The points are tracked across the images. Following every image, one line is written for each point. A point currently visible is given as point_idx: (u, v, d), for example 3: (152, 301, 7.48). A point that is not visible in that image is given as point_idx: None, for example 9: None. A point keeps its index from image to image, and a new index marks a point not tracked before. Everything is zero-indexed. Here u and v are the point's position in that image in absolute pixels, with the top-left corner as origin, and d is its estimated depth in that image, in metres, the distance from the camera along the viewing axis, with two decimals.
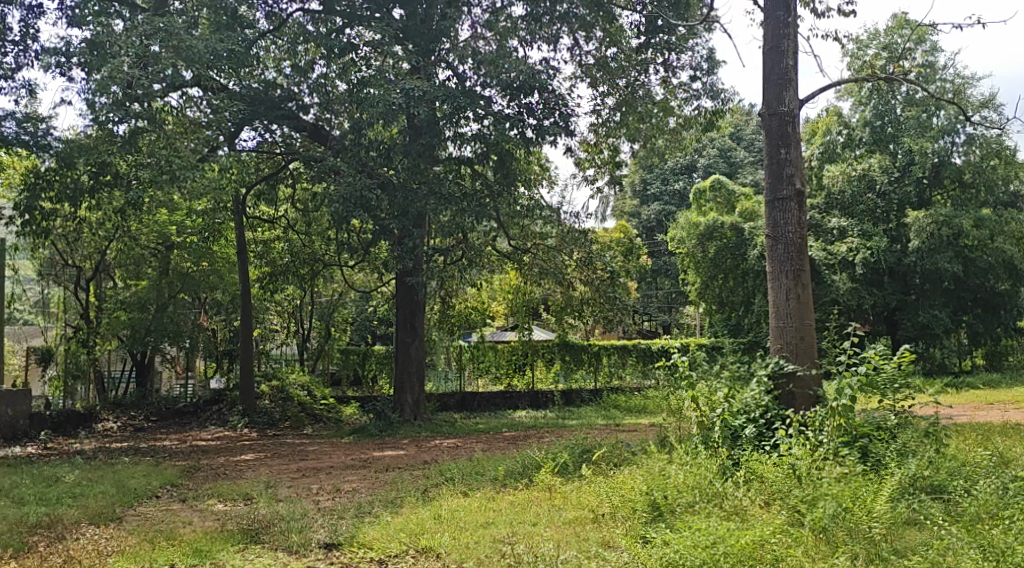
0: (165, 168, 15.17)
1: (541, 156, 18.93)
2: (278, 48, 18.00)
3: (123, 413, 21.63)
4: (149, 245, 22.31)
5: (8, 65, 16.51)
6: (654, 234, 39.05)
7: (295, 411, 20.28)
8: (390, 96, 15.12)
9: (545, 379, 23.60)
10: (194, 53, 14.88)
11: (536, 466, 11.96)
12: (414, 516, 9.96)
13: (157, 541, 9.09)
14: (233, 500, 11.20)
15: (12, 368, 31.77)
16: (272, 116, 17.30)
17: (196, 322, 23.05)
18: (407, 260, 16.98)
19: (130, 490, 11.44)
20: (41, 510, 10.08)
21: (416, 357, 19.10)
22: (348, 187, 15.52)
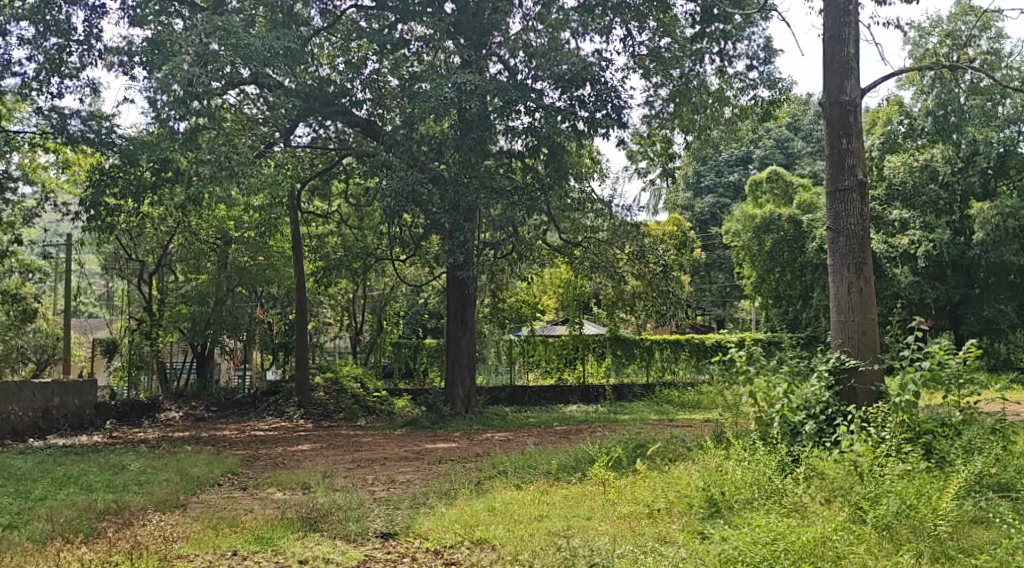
0: (225, 165, 15.31)
1: (592, 149, 18.79)
2: (333, 45, 18.16)
3: (184, 404, 21.92)
4: (208, 240, 22.64)
5: (73, 64, 16.87)
6: (708, 227, 38.67)
7: (349, 404, 20.36)
8: (442, 90, 15.14)
9: (596, 374, 23.49)
10: (252, 51, 15.03)
11: (590, 461, 11.90)
12: (468, 508, 9.97)
13: (220, 528, 9.23)
14: (292, 488, 11.33)
15: (79, 359, 32.60)
16: (326, 113, 17.15)
17: (252, 315, 23.27)
18: (459, 253, 17.04)
19: (194, 478, 11.64)
20: (108, 496, 10.29)
21: (467, 350, 19.08)
22: (399, 182, 15.70)
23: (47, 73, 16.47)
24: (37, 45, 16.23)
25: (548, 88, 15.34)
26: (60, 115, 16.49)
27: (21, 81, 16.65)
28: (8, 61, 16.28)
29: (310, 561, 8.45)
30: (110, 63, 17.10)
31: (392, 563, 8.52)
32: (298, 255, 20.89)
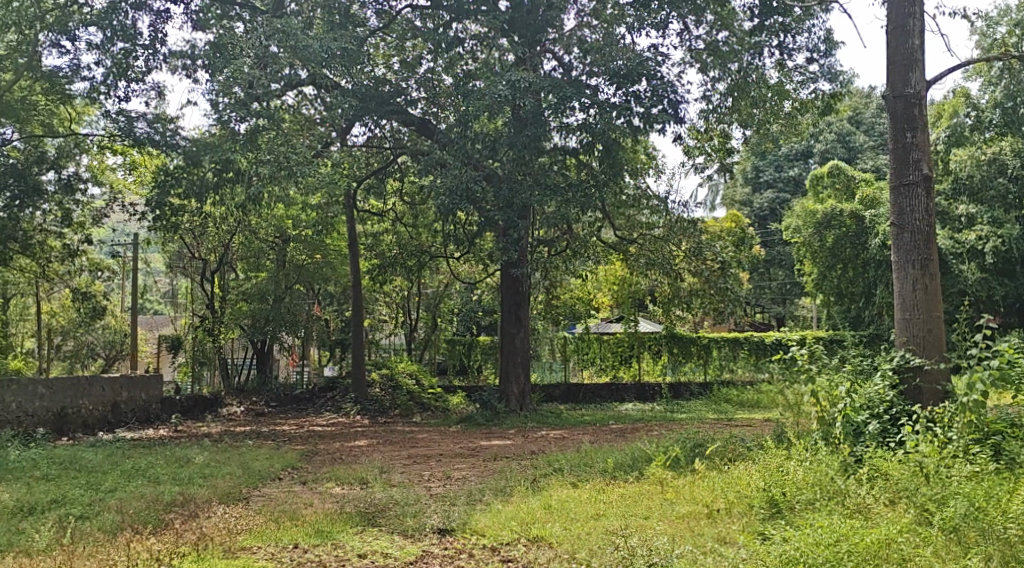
0: (284, 164, 15.52)
1: (648, 145, 18.62)
2: (388, 44, 18.21)
3: (246, 399, 22.20)
4: (267, 238, 22.97)
5: (139, 68, 17.20)
6: (768, 223, 38.14)
7: (404, 400, 20.51)
8: (496, 87, 15.05)
9: (652, 371, 23.39)
10: (310, 52, 15.24)
11: (647, 460, 11.81)
12: (524, 505, 9.95)
13: (281, 521, 9.33)
14: (350, 483, 11.43)
15: (144, 355, 33.33)
16: (382, 112, 16.93)
17: (310, 312, 23.48)
18: (513, 251, 17.04)
19: (255, 472, 11.79)
20: (173, 488, 10.47)
21: (522, 348, 19.02)
22: (454, 180, 15.69)
23: (115, 77, 16.85)
24: (105, 50, 16.58)
25: (603, 84, 15.21)
26: (128, 117, 17.17)
27: (90, 85, 17.07)
28: (78, 64, 16.72)
29: (369, 555, 8.51)
30: (174, 67, 17.40)
31: (450, 559, 8.53)
32: (354, 253, 21.04)
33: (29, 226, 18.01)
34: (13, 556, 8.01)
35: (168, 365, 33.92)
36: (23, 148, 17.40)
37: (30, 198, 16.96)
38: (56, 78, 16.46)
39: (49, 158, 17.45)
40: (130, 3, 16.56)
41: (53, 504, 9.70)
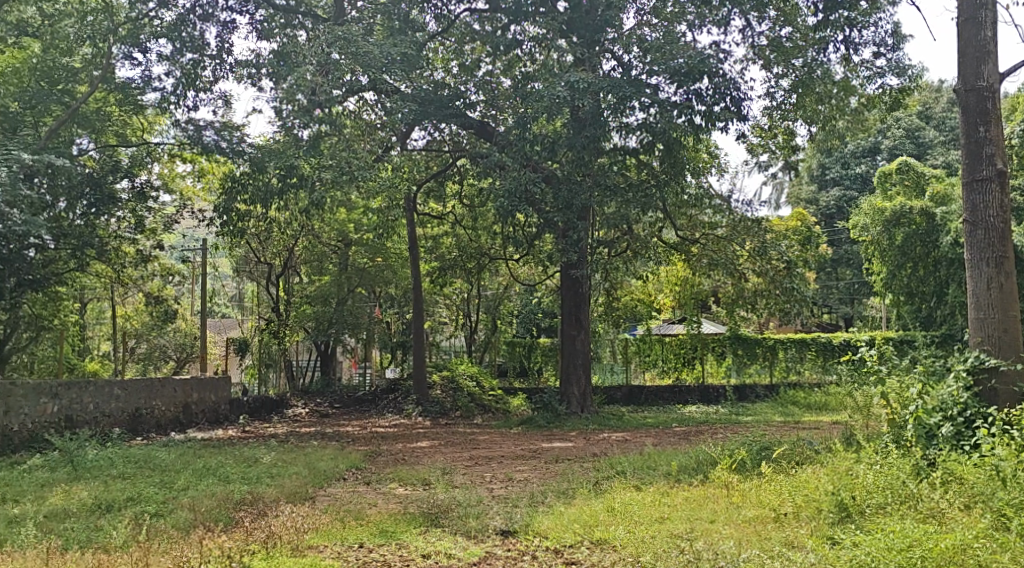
0: (346, 170, 15.66)
1: (710, 143, 18.38)
2: (447, 48, 18.23)
3: (310, 401, 22.52)
4: (330, 242, 23.42)
5: (207, 78, 17.52)
6: (835, 221, 37.36)
7: (465, 401, 20.52)
8: (555, 89, 14.99)
9: (716, 374, 23.02)
10: (371, 58, 15.39)
11: (712, 463, 11.62)
12: (588, 507, 9.89)
13: (347, 520, 9.39)
14: (413, 484, 11.47)
15: (214, 358, 33.99)
16: (441, 116, 16.93)
17: (372, 315, 23.86)
18: (572, 252, 16.96)
19: (321, 472, 11.90)
20: (243, 487, 10.62)
21: (582, 350, 18.92)
22: (512, 182, 15.68)
23: (183, 87, 17.21)
24: (174, 61, 16.92)
25: (663, 83, 15.02)
26: (195, 126, 17.76)
27: (160, 95, 17.45)
28: (149, 76, 17.16)
29: (433, 555, 8.51)
30: (240, 76, 17.71)
31: (513, 560, 8.50)
32: (415, 256, 21.15)
33: (106, 232, 18.32)
34: (91, 551, 8.15)
35: (236, 367, 34.57)
36: (98, 157, 17.77)
37: (104, 204, 17.56)
38: (128, 89, 16.81)
39: (123, 167, 17.96)
40: (197, 15, 16.90)
41: (128, 501, 9.89)
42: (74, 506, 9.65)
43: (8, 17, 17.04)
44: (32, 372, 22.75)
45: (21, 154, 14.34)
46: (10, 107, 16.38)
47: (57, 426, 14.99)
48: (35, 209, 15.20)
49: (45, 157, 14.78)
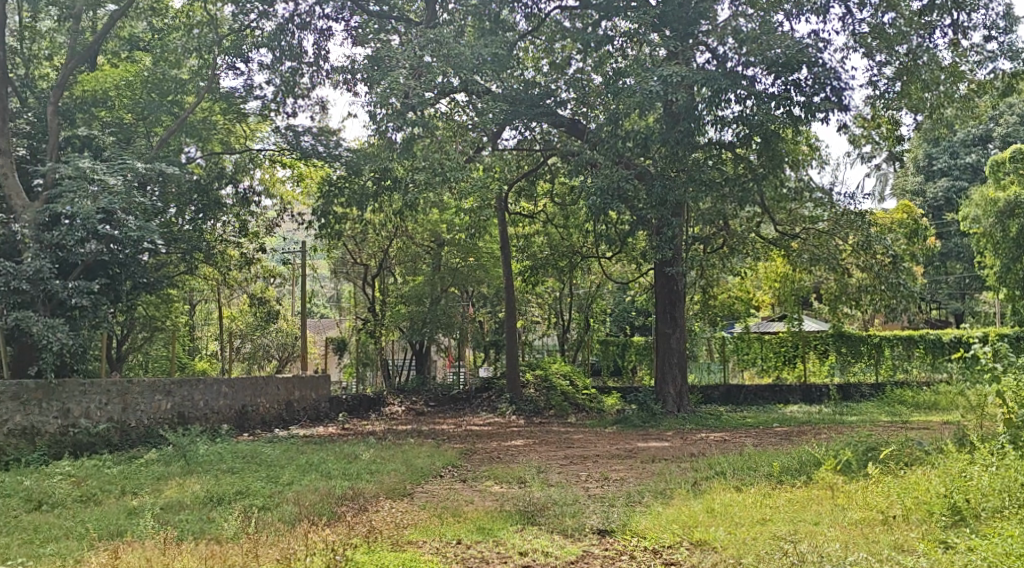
0: (437, 171, 15.80)
1: (810, 135, 17.88)
2: (537, 47, 18.14)
3: (406, 399, 22.75)
4: (424, 242, 23.92)
5: (305, 85, 17.87)
6: (943, 213, 36.00)
7: (559, 400, 20.45)
8: (647, 84, 14.72)
9: (818, 373, 22.29)
10: (463, 59, 15.51)
11: (816, 464, 11.28)
12: (687, 508, 9.69)
13: (445, 517, 9.43)
14: (508, 482, 11.45)
15: (315, 357, 34.67)
16: (532, 115, 16.94)
17: (464, 315, 23.94)
18: (667, 250, 16.69)
19: (418, 469, 11.99)
20: (344, 483, 10.76)
21: (678, 348, 18.60)
22: (605, 179, 15.49)
23: (283, 94, 17.63)
24: (274, 69, 17.33)
25: (760, 74, 14.67)
26: (294, 131, 18.21)
27: (262, 103, 17.96)
28: (251, 84, 17.68)
29: (530, 553, 8.47)
30: (336, 82, 18.03)
31: (612, 560, 8.39)
32: (507, 255, 21.16)
33: (213, 236, 18.73)
34: (205, 542, 8.34)
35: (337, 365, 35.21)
36: (204, 165, 18.49)
37: (211, 209, 18.24)
38: (230, 99, 17.65)
39: (228, 174, 18.65)
40: (295, 24, 17.30)
41: (238, 495, 10.12)
42: (187, 498, 9.90)
43: (121, 33, 18.06)
44: (145, 371, 23.53)
45: (135, 162, 14.83)
46: (124, 119, 17.12)
47: (171, 422, 15.43)
48: (148, 214, 15.65)
49: (157, 165, 15.29)
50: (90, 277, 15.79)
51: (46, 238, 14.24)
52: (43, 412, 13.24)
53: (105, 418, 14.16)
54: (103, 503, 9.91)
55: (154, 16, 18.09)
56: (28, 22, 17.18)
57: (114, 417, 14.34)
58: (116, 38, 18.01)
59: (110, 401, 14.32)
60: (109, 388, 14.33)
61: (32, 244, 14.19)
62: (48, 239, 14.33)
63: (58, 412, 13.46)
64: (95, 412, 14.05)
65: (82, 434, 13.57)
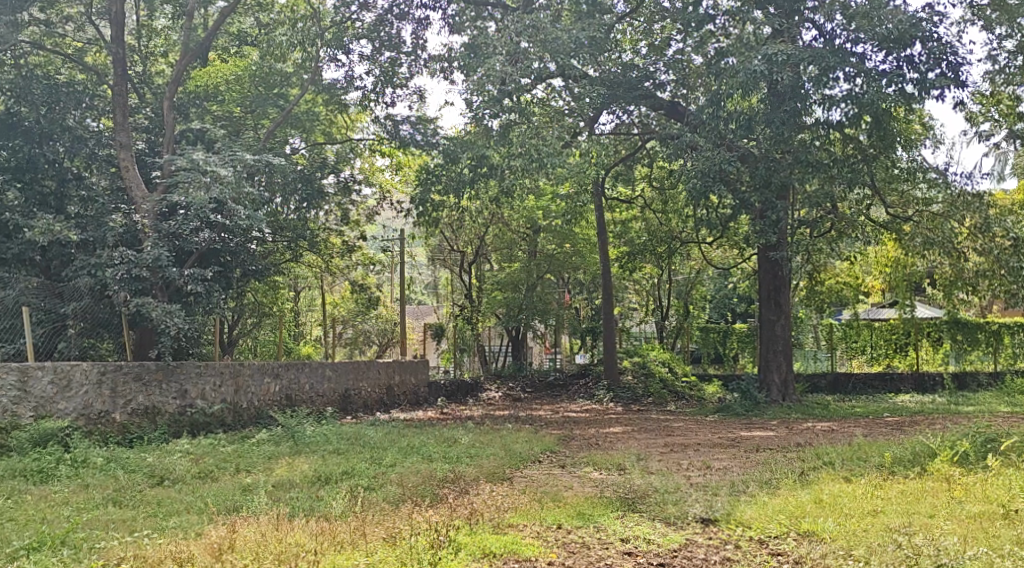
0: (534, 157, 15.72)
1: (924, 113, 17.20)
2: (635, 28, 17.58)
3: (503, 384, 22.92)
4: (520, 229, 24.01)
5: (403, 75, 17.98)
6: None
7: (657, 388, 20.22)
8: (751, 63, 14.31)
9: (932, 362, 21.41)
10: (560, 43, 15.39)
11: (930, 455, 10.83)
12: (793, 498, 9.39)
13: (545, 501, 9.37)
14: (607, 469, 11.33)
15: (413, 344, 35.07)
16: (630, 99, 16.52)
17: (561, 301, 24.05)
18: (771, 234, 16.20)
19: (517, 454, 11.96)
20: (445, 466, 10.82)
21: (783, 335, 18.10)
22: (706, 161, 15.08)
23: (382, 84, 17.82)
24: (374, 60, 17.56)
25: (870, 51, 14.21)
26: (393, 120, 18.42)
27: (361, 93, 18.19)
28: (352, 76, 17.91)
29: (632, 539, 8.35)
30: (434, 70, 18.11)
31: (715, 549, 8.18)
32: (603, 241, 20.81)
33: (316, 225, 19.13)
34: (314, 519, 8.48)
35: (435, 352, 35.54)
36: (308, 155, 18.55)
37: (315, 199, 18.32)
38: (332, 90, 17.98)
39: (330, 163, 18.66)
40: (394, 15, 17.39)
41: (344, 475, 10.25)
42: (296, 477, 10.08)
43: (231, 28, 18.51)
44: (254, 355, 24.13)
45: (244, 154, 15.16)
46: (233, 111, 17.67)
47: (279, 405, 15.80)
48: (256, 204, 16.00)
49: (264, 156, 15.62)
50: (203, 265, 16.24)
51: (163, 228, 14.61)
52: (162, 393, 13.66)
53: (219, 400, 14.59)
54: (219, 479, 10.18)
55: (261, 12, 18.28)
56: (144, 20, 17.84)
57: (227, 398, 14.77)
58: (226, 33, 18.51)
59: (224, 382, 14.75)
60: (223, 370, 14.74)
61: (150, 233, 14.54)
62: (164, 228, 14.67)
63: (176, 392, 13.87)
64: (210, 393, 14.45)
65: (198, 414, 13.96)
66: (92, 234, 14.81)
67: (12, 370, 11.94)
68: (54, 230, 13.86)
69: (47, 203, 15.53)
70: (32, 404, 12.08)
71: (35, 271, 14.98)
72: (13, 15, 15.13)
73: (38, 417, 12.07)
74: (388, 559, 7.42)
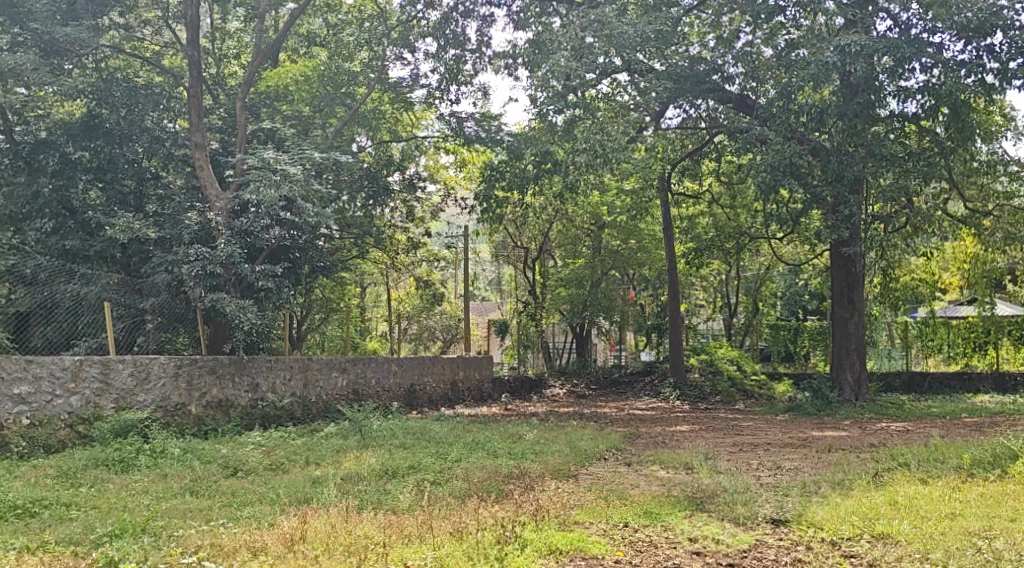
0: (599, 153, 15.66)
1: (1004, 104, 16.66)
2: (703, 20, 17.20)
3: (568, 381, 22.89)
4: (584, 225, 23.93)
5: (468, 72, 17.99)
6: None
7: (726, 386, 19.91)
8: (824, 55, 13.95)
9: (1012, 360, 20.88)
10: (625, 38, 15.20)
11: (1011, 457, 10.47)
12: (867, 500, 9.15)
13: (611, 499, 9.27)
14: (675, 467, 11.17)
15: (477, 340, 35.19)
16: (697, 93, 16.15)
17: (625, 297, 24.02)
18: (844, 228, 15.59)
19: (582, 451, 11.88)
20: (510, 462, 10.79)
21: (856, 333, 17.70)
22: (776, 155, 14.80)
23: (447, 82, 17.89)
24: (438, 58, 17.63)
25: (948, 41, 13.80)
26: (457, 118, 18.48)
27: (426, 91, 18.29)
28: (417, 73, 18.02)
29: (701, 539, 8.21)
30: (498, 67, 18.09)
31: (786, 550, 8.01)
32: (670, 237, 20.59)
33: (382, 222, 19.27)
34: (381, 512, 8.52)
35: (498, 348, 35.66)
36: (374, 153, 18.80)
37: (382, 196, 18.32)
38: (398, 89, 18.15)
39: (395, 161, 18.82)
40: (459, 12, 17.38)
41: (410, 469, 10.30)
42: (365, 471, 10.14)
43: (300, 29, 18.43)
44: (322, 350, 24.42)
45: (313, 152, 15.35)
46: (302, 111, 17.85)
47: (346, 398, 16.04)
48: (325, 201, 16.18)
49: (332, 154, 15.82)
50: (273, 262, 16.49)
51: (235, 225, 14.86)
52: (235, 386, 13.93)
53: (290, 393, 14.84)
54: (290, 471, 10.30)
55: (330, 13, 18.34)
56: (218, 24, 18.19)
57: (297, 392, 15.02)
58: (295, 35, 18.45)
59: (293, 376, 14.99)
60: (293, 364, 14.99)
61: (224, 231, 14.81)
62: (236, 225, 14.92)
63: (248, 386, 14.13)
64: (280, 386, 14.72)
65: (269, 407, 14.23)
66: (169, 232, 14.95)
67: (95, 363, 12.07)
68: (134, 228, 14.17)
69: (127, 202, 15.91)
70: (113, 396, 12.26)
71: (115, 268, 15.34)
72: (94, 19, 15.57)
73: (119, 409, 12.25)
74: (455, 553, 7.40)
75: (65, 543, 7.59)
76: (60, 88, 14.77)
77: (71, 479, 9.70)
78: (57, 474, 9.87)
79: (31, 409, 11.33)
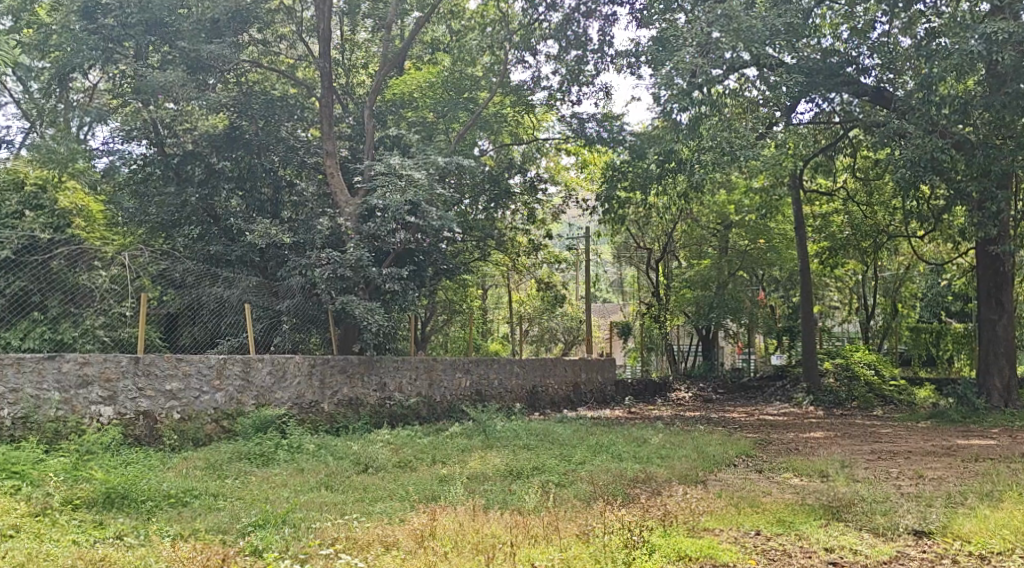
0: (725, 149, 15.18)
1: None
2: (836, 11, 16.47)
3: (694, 385, 22.51)
4: (710, 225, 23.50)
5: (590, 72, 17.87)
6: None
7: (862, 391, 19.14)
8: (968, 44, 13.23)
9: None
10: (754, 32, 14.64)
11: None
12: (1018, 512, 8.59)
13: (742, 506, 8.99)
14: (809, 475, 10.77)
15: (599, 341, 35.05)
16: (830, 86, 15.95)
17: (754, 299, 23.19)
18: (991, 226, 14.80)
19: (711, 456, 11.60)
20: (636, 465, 10.61)
21: (1004, 336, 16.73)
22: (916, 150, 14.09)
23: (569, 83, 17.83)
24: (561, 59, 17.59)
25: None
26: (579, 118, 18.34)
27: (548, 93, 18.24)
28: (539, 76, 17.99)
29: (837, 550, 7.87)
30: (621, 66, 17.91)
31: (930, 563, 7.59)
32: (801, 237, 19.94)
33: (504, 224, 19.32)
34: (509, 512, 8.50)
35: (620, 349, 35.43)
36: (496, 156, 18.93)
37: (502, 198, 18.60)
38: (520, 91, 18.11)
39: (516, 164, 18.94)
40: (581, 13, 17.26)
41: (535, 470, 10.26)
42: (491, 470, 10.15)
43: (425, 37, 19.08)
44: (447, 351, 24.68)
45: (437, 156, 15.49)
46: (427, 117, 18.07)
47: (470, 399, 16.16)
48: (449, 204, 16.35)
49: (456, 158, 15.86)
50: (399, 264, 16.77)
51: (364, 229, 15.19)
52: (364, 385, 14.21)
53: (415, 393, 15.05)
54: (419, 469, 10.39)
55: (454, 19, 18.71)
56: (348, 35, 18.67)
57: (422, 391, 15.23)
58: (421, 42, 19.13)
59: (418, 377, 15.21)
60: (418, 364, 15.19)
61: (353, 235, 15.19)
62: (365, 229, 15.26)
63: (377, 385, 14.40)
64: (407, 386, 14.95)
65: (396, 407, 14.48)
66: (303, 237, 15.35)
67: (237, 361, 12.46)
68: (271, 233, 14.65)
69: (265, 209, 16.43)
70: (254, 393, 12.64)
71: (254, 272, 15.76)
72: (235, 36, 16.11)
73: (259, 406, 12.64)
74: (583, 556, 7.30)
75: (214, 532, 7.83)
76: (206, 102, 15.35)
77: (218, 471, 10.04)
78: (205, 466, 10.24)
79: (181, 404, 11.78)
